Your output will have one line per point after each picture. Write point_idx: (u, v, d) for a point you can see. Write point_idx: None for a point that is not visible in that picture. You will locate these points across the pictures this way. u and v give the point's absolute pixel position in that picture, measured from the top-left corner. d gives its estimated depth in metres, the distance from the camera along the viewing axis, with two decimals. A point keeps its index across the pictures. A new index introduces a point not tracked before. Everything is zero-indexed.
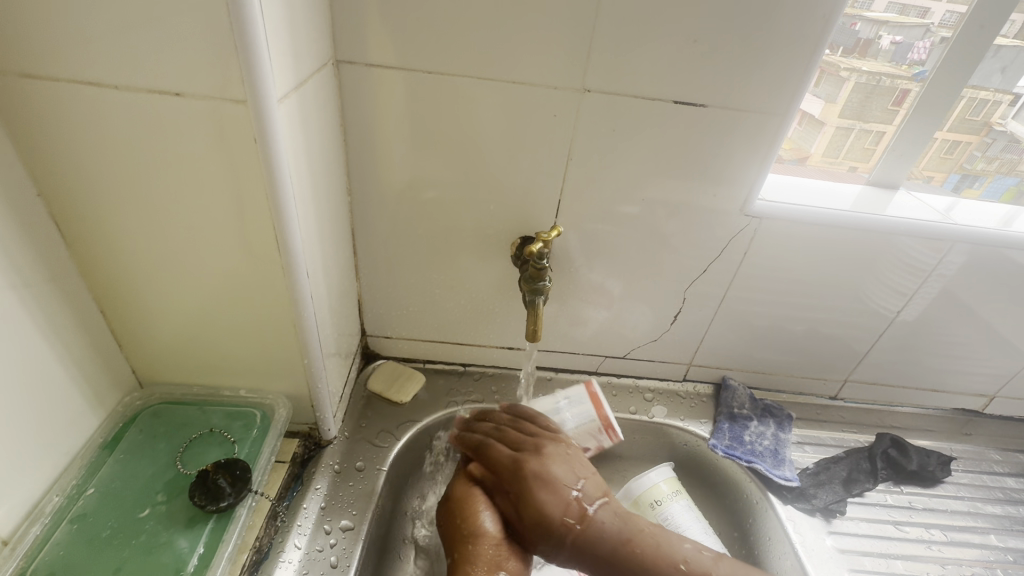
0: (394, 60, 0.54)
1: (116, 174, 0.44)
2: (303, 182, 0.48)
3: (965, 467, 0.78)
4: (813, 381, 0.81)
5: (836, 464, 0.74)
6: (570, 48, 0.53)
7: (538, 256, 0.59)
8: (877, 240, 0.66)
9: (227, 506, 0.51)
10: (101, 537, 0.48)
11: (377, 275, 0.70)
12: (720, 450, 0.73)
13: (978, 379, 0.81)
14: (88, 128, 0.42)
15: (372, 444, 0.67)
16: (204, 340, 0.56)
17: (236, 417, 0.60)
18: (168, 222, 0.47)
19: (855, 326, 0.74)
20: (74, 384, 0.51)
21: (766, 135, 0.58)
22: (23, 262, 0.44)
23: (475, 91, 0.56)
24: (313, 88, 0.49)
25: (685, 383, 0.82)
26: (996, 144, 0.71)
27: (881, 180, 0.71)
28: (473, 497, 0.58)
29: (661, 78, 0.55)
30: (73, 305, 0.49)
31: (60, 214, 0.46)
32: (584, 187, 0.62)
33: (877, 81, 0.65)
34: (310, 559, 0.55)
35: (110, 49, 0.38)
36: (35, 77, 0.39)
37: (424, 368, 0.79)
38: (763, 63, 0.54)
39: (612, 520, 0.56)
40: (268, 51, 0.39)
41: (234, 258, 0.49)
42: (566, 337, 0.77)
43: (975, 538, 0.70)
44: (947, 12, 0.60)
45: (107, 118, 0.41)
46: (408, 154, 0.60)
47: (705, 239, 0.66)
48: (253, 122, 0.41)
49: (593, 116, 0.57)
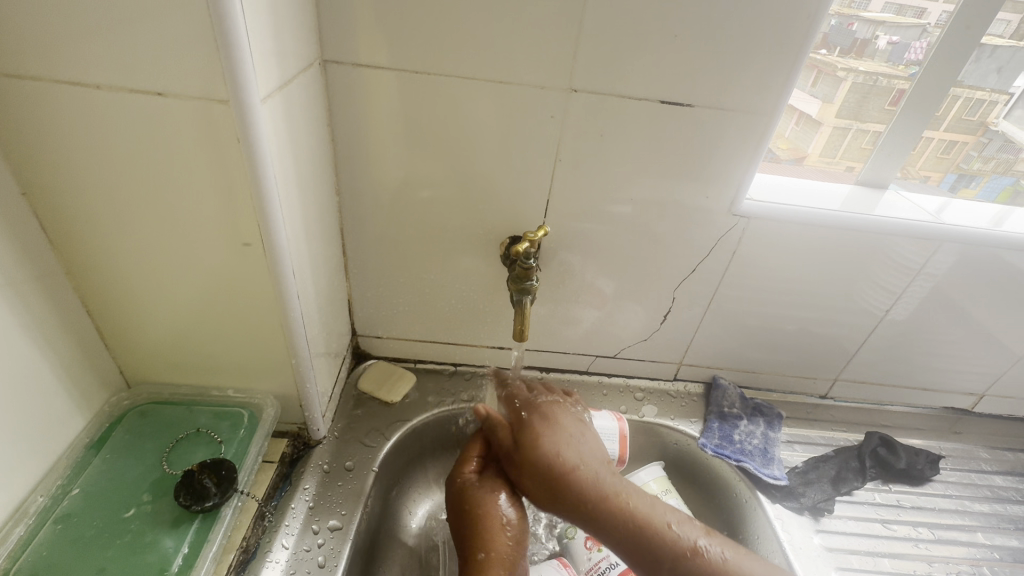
0: (381, 60, 0.54)
1: (100, 173, 0.44)
2: (289, 181, 0.48)
3: (953, 465, 0.79)
4: (803, 381, 0.82)
5: (825, 463, 0.74)
6: (556, 48, 0.53)
7: (525, 256, 0.59)
8: (864, 239, 0.66)
9: (213, 506, 0.51)
10: (85, 537, 0.48)
11: (367, 275, 0.70)
12: (709, 450, 0.73)
13: (968, 378, 0.81)
14: (70, 127, 0.42)
15: (361, 444, 0.68)
16: (191, 340, 0.56)
17: (223, 417, 0.60)
18: (152, 222, 0.47)
19: (845, 325, 0.75)
20: (60, 383, 0.51)
21: (753, 134, 0.58)
22: (7, 261, 0.44)
23: (462, 90, 0.56)
24: (299, 88, 0.49)
25: (675, 383, 0.82)
26: (992, 144, 0.72)
27: (870, 180, 0.71)
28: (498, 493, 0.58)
29: (648, 77, 0.55)
30: (58, 305, 0.49)
31: (44, 213, 0.46)
32: (572, 187, 0.62)
33: (874, 81, 0.65)
34: (297, 559, 0.55)
35: (91, 49, 0.38)
36: (18, 77, 0.39)
37: (414, 368, 0.79)
38: (749, 63, 0.54)
39: (618, 482, 0.57)
40: (250, 51, 0.39)
41: (219, 257, 0.49)
42: (557, 337, 0.77)
43: (962, 536, 0.70)
44: (943, 12, 0.60)
45: (90, 118, 0.41)
46: (396, 154, 0.60)
47: (694, 239, 0.66)
48: (235, 122, 0.41)
49: (580, 116, 0.57)
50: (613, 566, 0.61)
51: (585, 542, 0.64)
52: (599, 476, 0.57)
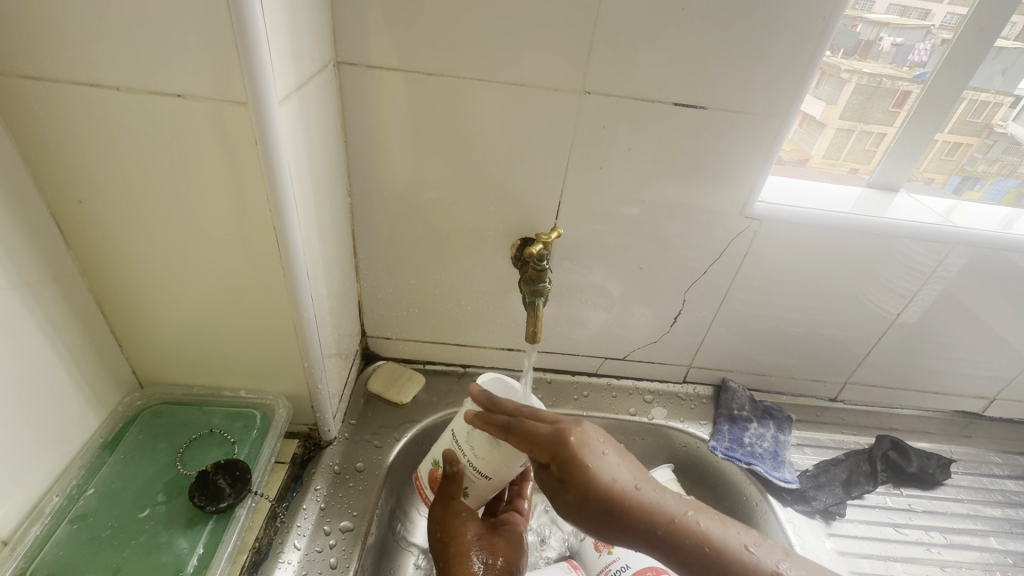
0: (394, 61, 0.54)
1: (117, 174, 0.44)
2: (303, 182, 0.49)
3: (964, 469, 0.78)
4: (813, 383, 0.81)
5: (836, 466, 0.74)
6: (570, 50, 0.53)
7: (538, 258, 0.59)
8: (876, 242, 0.66)
9: (227, 506, 0.51)
10: (100, 537, 0.48)
11: (378, 276, 0.70)
12: (719, 452, 0.73)
13: (978, 382, 0.80)
14: (102, 130, 0.42)
15: (371, 445, 0.68)
16: (205, 340, 0.56)
17: (236, 418, 0.60)
18: (170, 224, 0.47)
19: (855, 328, 0.74)
20: (76, 383, 0.51)
21: (766, 137, 0.58)
22: (24, 262, 0.44)
23: (476, 92, 0.56)
24: (313, 90, 0.49)
25: (685, 385, 0.82)
26: (997, 146, 0.71)
27: (882, 183, 0.71)
28: (455, 510, 0.55)
29: (661, 80, 0.55)
30: (73, 305, 0.50)
31: (62, 214, 0.46)
32: (584, 189, 0.62)
33: (877, 82, 0.65)
34: (309, 560, 0.55)
35: (111, 50, 0.38)
36: (36, 79, 0.39)
37: (424, 369, 0.79)
38: (764, 65, 0.54)
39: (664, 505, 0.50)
40: (269, 53, 0.39)
41: (234, 258, 0.49)
42: (566, 339, 0.77)
43: (975, 540, 0.70)
44: (948, 14, 0.60)
45: (120, 120, 0.41)
46: (409, 155, 0.60)
47: (705, 241, 0.66)
48: (253, 124, 0.41)
49: (593, 118, 0.57)
50: (624, 569, 0.61)
51: (595, 545, 0.64)
52: (656, 502, 0.50)
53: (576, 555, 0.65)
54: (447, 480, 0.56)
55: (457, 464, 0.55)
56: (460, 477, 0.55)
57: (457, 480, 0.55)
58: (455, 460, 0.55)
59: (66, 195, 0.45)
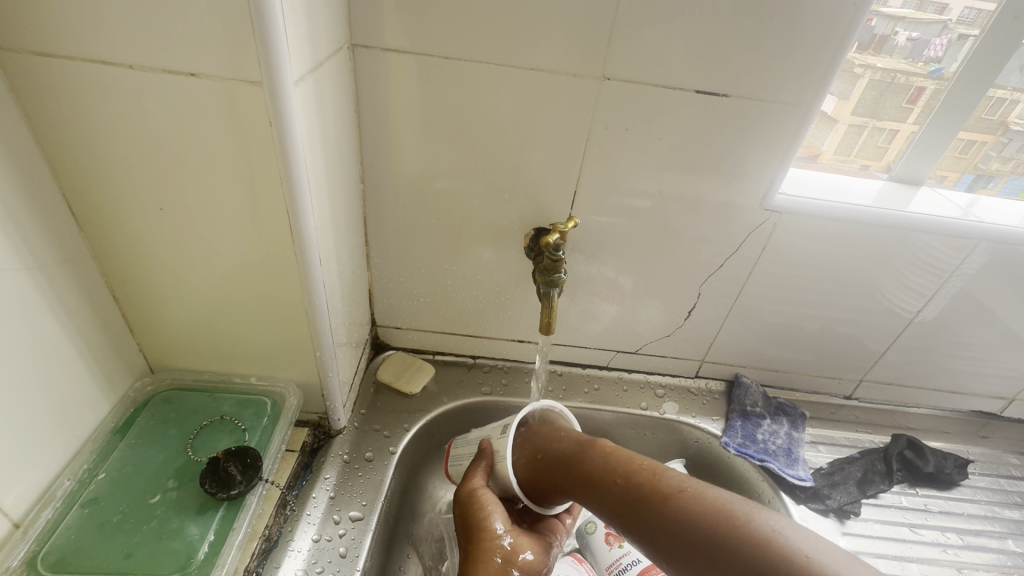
0: (408, 45, 0.53)
1: (131, 154, 0.44)
2: (317, 165, 0.48)
3: (982, 470, 0.77)
4: (828, 380, 0.80)
5: (850, 464, 0.73)
6: (590, 33, 0.52)
7: (554, 248, 0.58)
8: (897, 236, 0.64)
9: (237, 493, 0.51)
10: (111, 522, 0.48)
11: (388, 265, 0.69)
12: (732, 449, 0.72)
13: (997, 382, 0.79)
14: (142, 130, 0.42)
15: (381, 435, 0.67)
16: (216, 325, 0.55)
17: (246, 405, 0.60)
18: (182, 207, 0.46)
19: (872, 327, 0.73)
20: (87, 367, 0.51)
21: (789, 128, 0.57)
22: (36, 244, 0.43)
23: (492, 76, 0.55)
24: (328, 73, 0.48)
25: (697, 380, 0.81)
26: (1012, 144, 0.69)
27: (905, 176, 0.69)
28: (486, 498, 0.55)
29: (683, 66, 0.54)
30: (85, 289, 0.49)
31: (76, 196, 0.46)
32: (599, 179, 0.61)
33: (891, 78, 0.63)
34: (319, 549, 0.55)
35: (123, 27, 0.37)
36: (47, 56, 0.39)
37: (434, 360, 0.78)
38: (790, 52, 0.53)
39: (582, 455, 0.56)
40: (285, 32, 0.38)
41: (245, 243, 0.49)
42: (577, 332, 0.76)
43: (992, 542, 0.69)
44: (966, 8, 0.59)
45: (159, 115, 0.41)
46: (421, 141, 0.59)
47: (721, 234, 0.65)
48: (268, 104, 0.40)
49: (611, 104, 0.56)
50: (635, 563, 0.61)
51: (605, 538, 0.64)
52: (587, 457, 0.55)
53: (586, 550, 0.65)
54: (474, 466, 0.59)
55: (491, 453, 0.59)
56: (488, 459, 0.59)
57: (485, 461, 0.58)
58: (490, 448, 0.59)
59: (144, 207, 0.47)
